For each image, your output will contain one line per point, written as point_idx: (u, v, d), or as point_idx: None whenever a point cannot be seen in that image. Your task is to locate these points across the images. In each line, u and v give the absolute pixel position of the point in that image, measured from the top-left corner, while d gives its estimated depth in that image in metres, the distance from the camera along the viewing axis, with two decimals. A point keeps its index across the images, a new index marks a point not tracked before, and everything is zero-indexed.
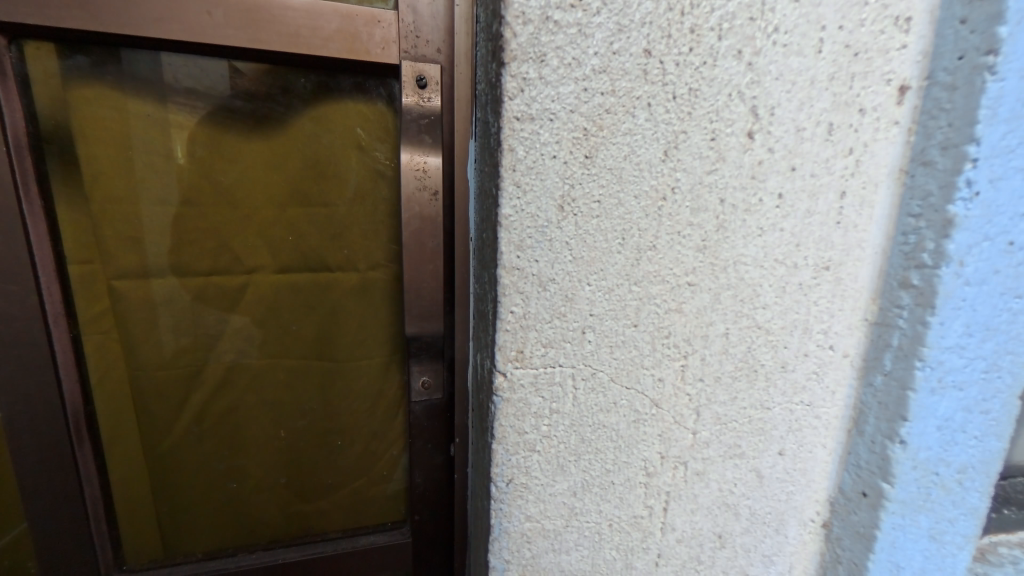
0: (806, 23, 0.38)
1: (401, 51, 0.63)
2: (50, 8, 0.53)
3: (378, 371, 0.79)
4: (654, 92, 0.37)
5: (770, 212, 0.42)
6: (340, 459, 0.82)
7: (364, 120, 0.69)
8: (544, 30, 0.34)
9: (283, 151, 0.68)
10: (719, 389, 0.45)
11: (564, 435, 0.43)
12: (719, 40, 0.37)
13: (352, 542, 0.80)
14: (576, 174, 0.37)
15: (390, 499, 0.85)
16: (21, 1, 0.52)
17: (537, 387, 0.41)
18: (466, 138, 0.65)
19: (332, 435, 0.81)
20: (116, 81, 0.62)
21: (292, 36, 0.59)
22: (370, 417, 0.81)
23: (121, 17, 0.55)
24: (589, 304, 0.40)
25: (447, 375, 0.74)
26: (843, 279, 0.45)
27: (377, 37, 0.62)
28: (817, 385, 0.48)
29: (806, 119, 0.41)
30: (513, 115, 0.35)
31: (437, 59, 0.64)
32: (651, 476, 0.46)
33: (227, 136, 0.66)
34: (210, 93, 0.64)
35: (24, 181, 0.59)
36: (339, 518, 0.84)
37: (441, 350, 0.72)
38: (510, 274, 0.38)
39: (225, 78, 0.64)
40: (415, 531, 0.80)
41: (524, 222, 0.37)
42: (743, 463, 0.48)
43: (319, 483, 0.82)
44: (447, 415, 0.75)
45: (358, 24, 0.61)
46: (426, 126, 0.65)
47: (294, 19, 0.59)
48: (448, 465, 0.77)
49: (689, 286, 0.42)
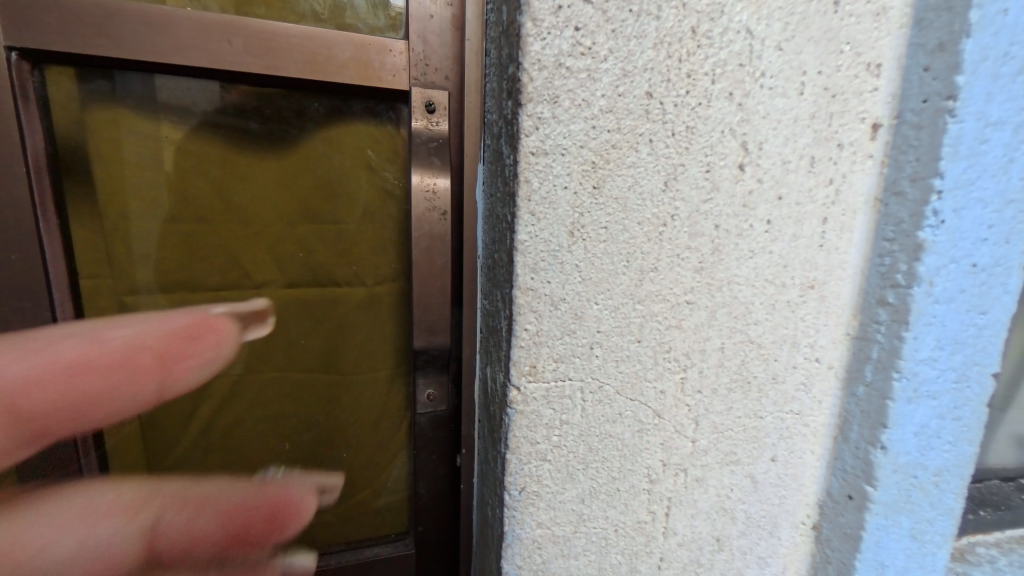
0: (790, 68, 0.43)
1: (411, 78, 0.66)
2: (75, 35, 0.54)
3: (384, 383, 0.81)
4: (655, 129, 0.41)
5: (759, 236, 0.46)
6: (344, 470, 0.83)
7: (375, 142, 0.72)
8: (557, 71, 0.38)
9: (295, 170, 0.71)
10: (716, 400, 0.48)
11: (573, 444, 0.45)
12: (713, 84, 0.41)
13: (355, 554, 0.80)
14: (586, 203, 0.41)
15: (393, 511, 0.86)
16: (46, 27, 0.54)
17: (549, 400, 0.44)
18: (474, 160, 0.67)
19: (337, 446, 0.82)
20: (135, 104, 0.64)
21: (308, 64, 0.62)
22: (373, 430, 0.82)
23: (145, 44, 0.56)
24: (597, 321, 0.43)
25: (453, 387, 0.76)
26: (827, 297, 0.49)
27: (388, 65, 0.65)
28: (806, 395, 0.51)
29: (791, 153, 0.45)
30: (529, 150, 0.39)
31: (445, 86, 0.67)
32: (653, 483, 0.48)
33: (242, 157, 0.68)
34: (227, 115, 0.66)
35: (41, 198, 0.60)
36: (341, 530, 0.85)
37: (447, 363, 0.74)
38: (525, 295, 0.41)
39: (242, 101, 0.67)
40: (418, 542, 0.81)
41: (538, 246, 0.40)
42: (739, 470, 0.51)
43: (323, 495, 0.83)
44: (450, 427, 0.77)
45: (370, 53, 0.64)
46: (435, 149, 0.68)
47: (311, 48, 0.62)
48: (452, 476, 0.79)
49: (687, 304, 0.45)
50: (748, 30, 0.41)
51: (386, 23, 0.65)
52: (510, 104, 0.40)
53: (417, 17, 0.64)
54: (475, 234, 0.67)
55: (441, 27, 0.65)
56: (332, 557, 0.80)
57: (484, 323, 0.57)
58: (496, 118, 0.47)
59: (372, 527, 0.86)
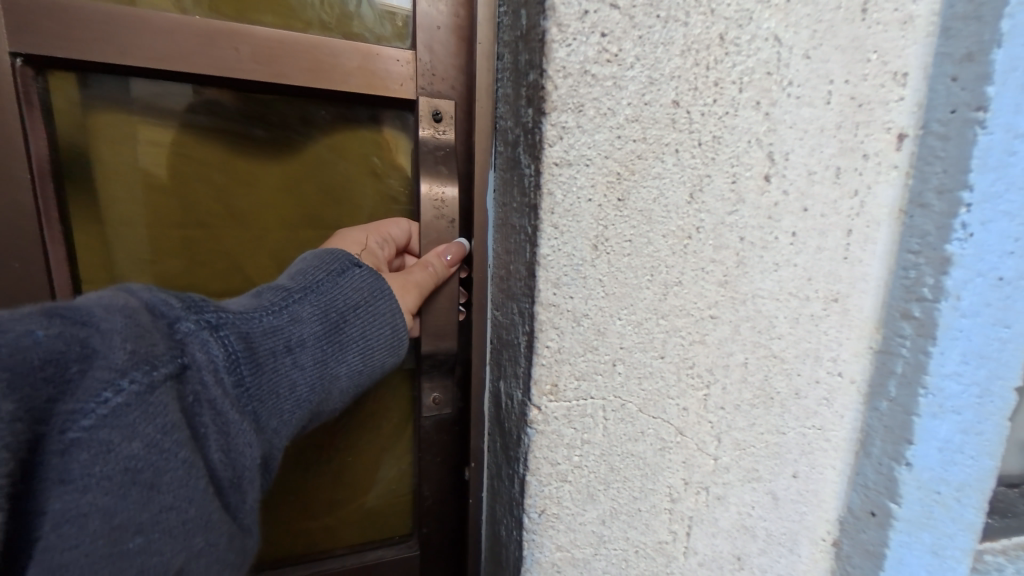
0: (816, 77, 0.42)
1: (417, 87, 0.64)
2: (75, 40, 0.51)
3: (389, 387, 0.79)
4: (681, 139, 0.40)
5: (784, 248, 0.45)
6: (347, 474, 0.81)
7: (381, 150, 0.70)
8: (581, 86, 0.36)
9: (300, 176, 0.69)
10: (739, 416, 0.47)
11: (594, 464, 0.43)
12: (739, 92, 0.40)
13: (359, 558, 0.78)
14: (610, 215, 0.39)
15: (397, 512, 0.84)
16: (46, 31, 0.50)
17: (570, 419, 0.42)
18: (485, 167, 0.59)
19: (342, 451, 0.79)
20: (136, 104, 0.60)
21: (318, 72, 0.60)
22: (376, 433, 0.80)
23: (148, 51, 0.54)
24: (620, 337, 0.42)
25: (458, 390, 0.73)
26: (850, 310, 0.48)
27: (394, 73, 0.63)
28: (827, 410, 0.50)
29: (817, 163, 0.44)
30: (552, 161, 0.37)
31: (451, 96, 0.65)
32: (675, 502, 0.47)
33: (247, 162, 0.66)
34: (232, 122, 0.64)
35: (44, 203, 0.56)
36: (344, 534, 0.82)
37: (451, 366, 0.72)
38: (547, 310, 0.39)
39: (247, 108, 0.64)
40: (421, 543, 0.78)
41: (561, 260, 0.39)
42: (760, 487, 0.50)
43: (325, 498, 0.81)
44: (455, 431, 0.74)
45: (376, 62, 0.62)
46: (442, 157, 0.65)
47: (320, 55, 0.59)
48: (455, 479, 0.76)
49: (711, 319, 0.44)
50: (776, 38, 0.40)
51: (392, 33, 0.63)
52: (534, 116, 0.38)
53: (424, 25, 0.62)
54: (487, 245, 0.61)
55: (448, 36, 0.63)
56: (336, 560, 0.78)
57: (498, 337, 0.55)
58: (514, 129, 0.45)
59: (374, 532, 0.83)
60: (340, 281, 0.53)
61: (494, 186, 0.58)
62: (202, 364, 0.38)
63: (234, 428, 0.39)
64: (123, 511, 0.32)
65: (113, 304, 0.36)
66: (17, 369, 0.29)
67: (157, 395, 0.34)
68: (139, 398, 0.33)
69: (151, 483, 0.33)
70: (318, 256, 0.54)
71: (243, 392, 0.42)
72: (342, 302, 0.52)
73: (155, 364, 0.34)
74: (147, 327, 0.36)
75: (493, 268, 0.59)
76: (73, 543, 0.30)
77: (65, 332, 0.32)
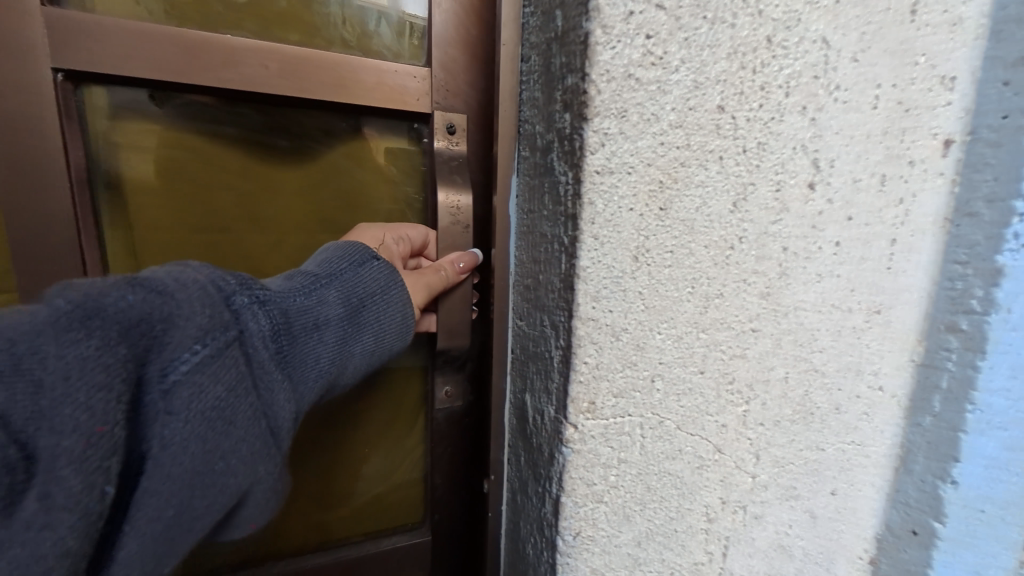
0: (864, 81, 0.40)
1: (432, 102, 0.62)
2: (109, 56, 0.50)
3: (402, 378, 0.77)
4: (726, 145, 0.38)
5: (827, 259, 0.43)
6: (358, 465, 0.78)
7: (399, 159, 0.68)
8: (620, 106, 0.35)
9: (323, 184, 0.67)
10: (778, 432, 0.45)
11: (630, 484, 0.42)
12: (786, 97, 0.38)
13: (375, 544, 0.76)
14: (651, 225, 0.37)
15: (411, 501, 0.81)
16: (85, 49, 0.49)
17: (607, 438, 0.40)
18: (507, 173, 0.54)
19: (357, 442, 0.77)
20: (158, 104, 0.57)
21: (347, 88, 0.59)
22: (389, 425, 0.78)
23: (179, 67, 0.52)
24: (659, 353, 0.40)
25: (469, 384, 0.72)
26: (892, 322, 0.46)
27: (409, 88, 0.61)
28: (867, 425, 0.48)
29: (862, 170, 0.42)
30: (593, 169, 0.35)
31: (466, 110, 0.63)
32: (712, 522, 0.45)
33: (271, 170, 0.64)
34: (258, 132, 0.62)
35: (82, 208, 0.54)
36: (359, 523, 0.80)
37: (465, 361, 0.70)
38: (585, 325, 0.37)
39: (272, 117, 0.62)
40: (435, 530, 0.76)
41: (600, 273, 0.37)
42: (799, 505, 0.48)
43: (336, 488, 0.78)
44: (469, 422, 0.73)
45: (392, 78, 0.60)
46: (456, 168, 0.63)
47: (347, 72, 0.58)
48: (467, 469, 0.74)
49: (752, 332, 0.42)
50: (824, 40, 0.38)
51: (407, 50, 0.62)
52: (573, 130, 0.36)
53: (439, 41, 0.60)
54: (509, 258, 0.56)
55: (463, 51, 0.61)
56: (352, 547, 0.76)
57: (526, 354, 0.51)
58: (546, 140, 0.43)
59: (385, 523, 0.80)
60: (361, 268, 0.51)
61: (519, 193, 0.53)
62: (251, 335, 0.39)
63: (283, 389, 0.41)
64: (206, 461, 0.35)
65: (183, 277, 0.37)
66: (125, 322, 0.32)
67: (232, 352, 0.37)
68: (220, 352, 0.36)
69: (231, 425, 0.37)
70: (335, 247, 0.51)
71: (285, 361, 0.43)
72: (370, 285, 0.51)
73: (218, 332, 0.36)
74: (216, 294, 0.38)
75: (518, 282, 0.55)
76: (172, 469, 0.33)
77: (149, 298, 0.34)
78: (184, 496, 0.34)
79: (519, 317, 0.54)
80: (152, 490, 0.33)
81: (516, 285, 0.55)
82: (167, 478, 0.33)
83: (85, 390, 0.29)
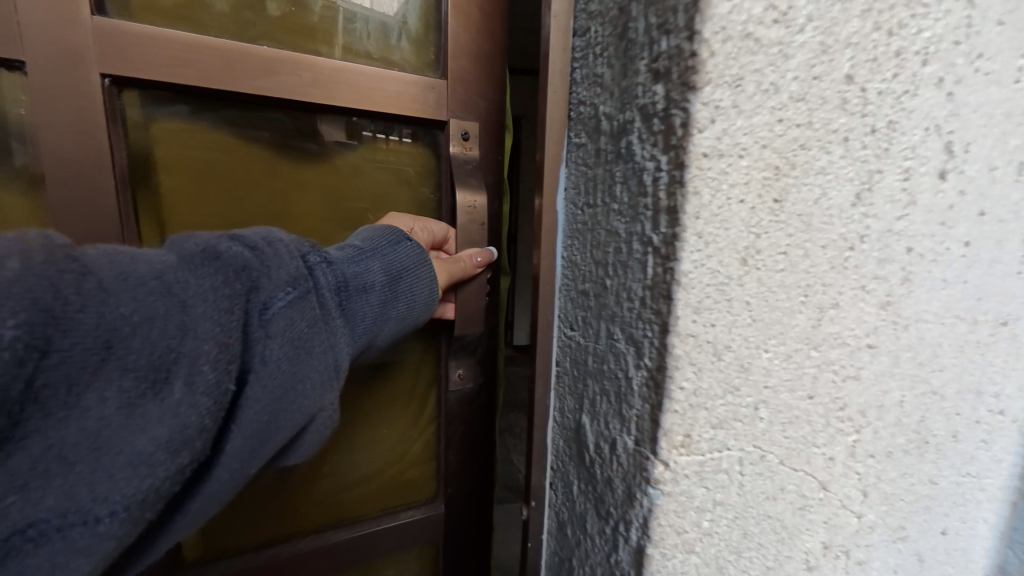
0: (1009, 48, 0.34)
1: (449, 110, 0.63)
2: (158, 65, 0.49)
3: (415, 362, 0.72)
4: (853, 124, 0.31)
5: (956, 262, 0.36)
6: (360, 449, 0.73)
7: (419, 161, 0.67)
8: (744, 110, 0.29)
9: (350, 183, 0.64)
10: (890, 466, 0.39)
11: (725, 530, 0.35)
12: (923, 65, 0.32)
13: (394, 519, 0.74)
14: (764, 221, 0.31)
15: (426, 475, 0.77)
16: (133, 55, 0.48)
17: (702, 477, 0.33)
18: (556, 162, 0.45)
19: (369, 427, 0.73)
20: (195, 102, 0.54)
21: (386, 102, 0.60)
22: (392, 406, 0.73)
23: (224, 78, 0.52)
24: (766, 375, 0.33)
25: (481, 364, 0.72)
26: (1019, 335, 0.40)
27: (429, 98, 0.62)
28: (986, 454, 0.42)
29: (999, 156, 0.35)
30: (702, 152, 0.29)
31: (478, 119, 0.66)
32: (812, 571, 0.38)
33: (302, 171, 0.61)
34: (290, 136, 0.60)
35: (125, 205, 0.52)
36: (378, 497, 0.76)
37: (479, 343, 0.70)
38: (684, 342, 0.31)
39: (304, 121, 0.60)
40: (451, 500, 0.75)
41: (703, 279, 0.30)
42: (907, 548, 0.41)
43: (336, 474, 0.72)
44: (481, 403, 0.73)
45: (415, 88, 0.61)
46: (471, 171, 0.65)
47: (385, 87, 0.59)
48: (479, 438, 0.75)
49: (868, 349, 0.36)
50: None
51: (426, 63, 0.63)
52: (668, 117, 0.30)
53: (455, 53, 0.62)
54: (557, 266, 0.46)
55: (476, 66, 0.64)
56: (374, 521, 0.73)
57: (584, 383, 0.42)
58: (622, 126, 0.35)
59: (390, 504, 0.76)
60: (398, 243, 0.55)
61: (573, 184, 0.43)
62: (317, 286, 0.45)
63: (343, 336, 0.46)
64: (288, 389, 0.40)
65: (268, 237, 0.44)
66: (241, 266, 0.39)
67: (308, 299, 0.43)
68: (300, 298, 0.42)
69: (309, 355, 0.42)
70: (373, 229, 0.56)
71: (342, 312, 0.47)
72: (404, 261, 0.54)
73: (292, 279, 0.42)
74: (284, 252, 0.43)
75: (576, 298, 0.44)
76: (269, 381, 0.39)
77: (246, 249, 0.41)
78: (274, 411, 0.39)
79: (576, 336, 0.44)
80: (248, 408, 0.38)
81: (570, 297, 0.45)
82: (260, 401, 0.38)
83: (203, 321, 0.36)
